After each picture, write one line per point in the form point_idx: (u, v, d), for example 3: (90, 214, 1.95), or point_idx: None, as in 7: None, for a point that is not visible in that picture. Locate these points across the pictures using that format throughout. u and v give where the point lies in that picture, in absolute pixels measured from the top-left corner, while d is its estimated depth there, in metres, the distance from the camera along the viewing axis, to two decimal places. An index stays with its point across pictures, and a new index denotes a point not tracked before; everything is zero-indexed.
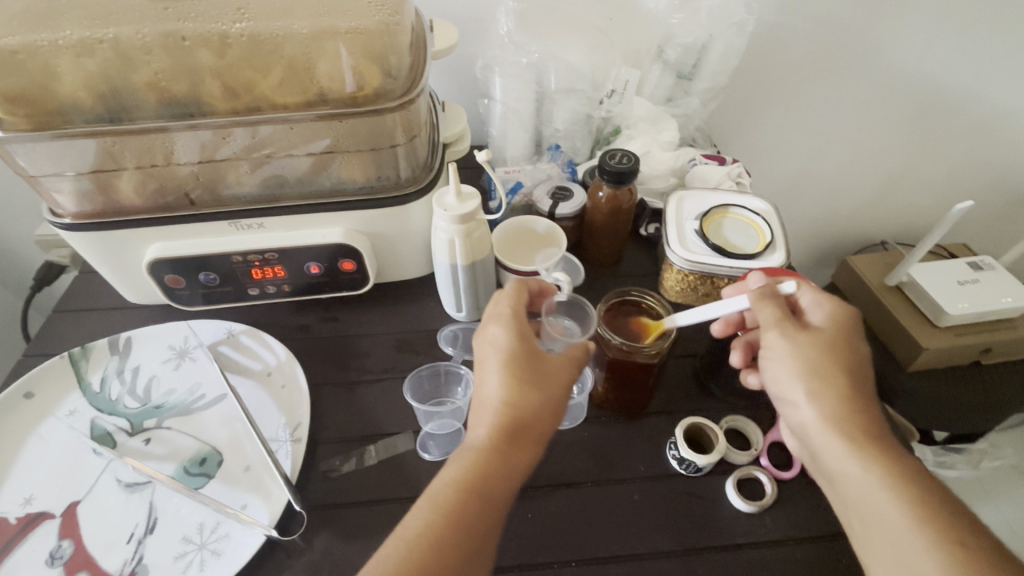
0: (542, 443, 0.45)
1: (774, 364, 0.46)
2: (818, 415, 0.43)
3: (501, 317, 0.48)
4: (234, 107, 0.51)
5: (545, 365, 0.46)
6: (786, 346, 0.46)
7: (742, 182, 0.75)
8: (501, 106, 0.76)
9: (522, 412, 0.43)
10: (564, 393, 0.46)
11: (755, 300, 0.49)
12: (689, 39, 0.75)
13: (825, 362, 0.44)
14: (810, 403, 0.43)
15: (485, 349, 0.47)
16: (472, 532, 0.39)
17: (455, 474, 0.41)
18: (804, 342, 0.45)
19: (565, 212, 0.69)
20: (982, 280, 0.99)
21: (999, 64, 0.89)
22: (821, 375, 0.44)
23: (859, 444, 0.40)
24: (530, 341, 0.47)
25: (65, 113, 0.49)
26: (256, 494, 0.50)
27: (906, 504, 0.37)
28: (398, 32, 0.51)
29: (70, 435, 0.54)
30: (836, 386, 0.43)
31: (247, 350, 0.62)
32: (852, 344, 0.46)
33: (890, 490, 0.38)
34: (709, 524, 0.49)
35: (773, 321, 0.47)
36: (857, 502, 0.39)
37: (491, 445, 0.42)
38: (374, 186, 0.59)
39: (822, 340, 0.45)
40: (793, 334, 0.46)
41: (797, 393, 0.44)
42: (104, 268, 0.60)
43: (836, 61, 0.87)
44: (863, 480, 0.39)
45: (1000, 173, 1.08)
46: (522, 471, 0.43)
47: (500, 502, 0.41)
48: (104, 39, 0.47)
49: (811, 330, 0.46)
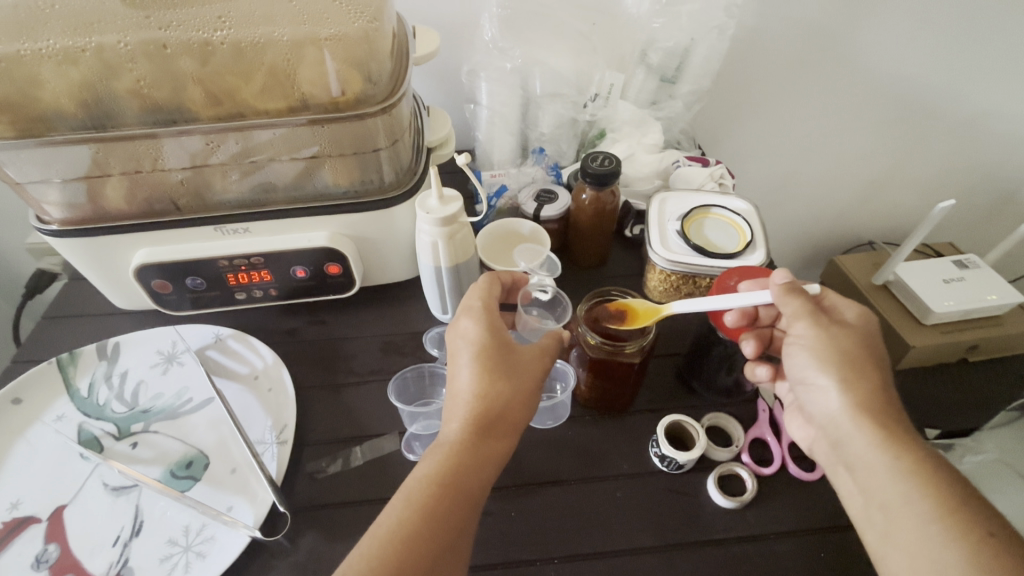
0: (515, 435, 0.46)
1: (802, 353, 0.48)
2: (845, 403, 0.44)
3: (473, 312, 0.49)
4: (217, 114, 0.52)
5: (516, 357, 0.48)
6: (817, 336, 0.47)
7: (725, 183, 0.76)
8: (486, 111, 0.77)
9: (492, 403, 0.45)
10: (534, 384, 0.47)
11: (781, 294, 0.49)
12: (671, 43, 0.76)
13: (858, 354, 0.46)
14: (839, 390, 0.44)
15: (457, 343, 0.48)
16: (447, 523, 0.40)
17: (429, 469, 0.42)
18: (839, 334, 0.47)
19: (551, 214, 0.70)
20: (967, 278, 1.00)
21: (977, 65, 0.90)
22: (849, 367, 0.45)
23: (887, 432, 0.41)
24: (502, 335, 0.48)
25: (50, 121, 0.50)
26: (242, 496, 0.51)
27: (933, 498, 0.37)
28: (377, 38, 0.52)
29: (57, 440, 0.55)
30: (865, 378, 0.44)
31: (234, 354, 0.62)
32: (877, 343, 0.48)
33: (911, 476, 0.39)
34: (691, 521, 0.50)
35: (809, 311, 0.48)
36: (878, 488, 0.40)
37: (465, 438, 0.43)
38: (358, 190, 0.60)
39: (855, 334, 0.47)
40: (829, 325, 0.47)
41: (826, 381, 0.45)
42: (91, 274, 0.61)
43: (817, 64, 0.89)
44: (887, 466, 0.40)
45: (984, 172, 1.10)
46: (496, 463, 0.44)
47: (474, 494, 0.42)
48: (88, 48, 0.48)
49: (841, 326, 0.48)
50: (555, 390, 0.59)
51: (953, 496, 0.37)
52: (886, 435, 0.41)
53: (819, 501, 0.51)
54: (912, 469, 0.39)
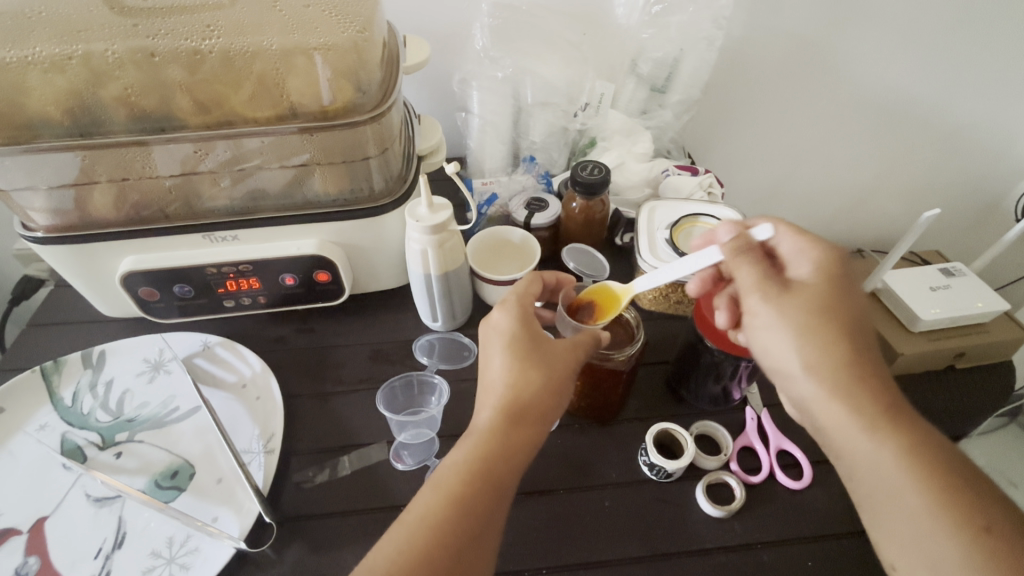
0: (546, 426, 0.45)
1: (763, 334, 0.44)
2: (818, 389, 0.41)
3: (506, 304, 0.49)
4: (205, 121, 0.52)
5: (549, 347, 0.47)
6: (775, 313, 0.43)
7: (714, 193, 0.77)
8: (478, 119, 0.78)
9: (523, 393, 0.44)
10: (566, 376, 0.46)
11: (732, 260, 0.47)
12: (661, 53, 0.77)
13: (817, 324, 0.42)
14: (807, 376, 0.41)
15: (488, 334, 0.48)
16: (474, 513, 0.40)
17: (458, 458, 0.42)
18: (792, 305, 0.43)
19: (541, 221, 0.69)
20: (953, 286, 1.03)
21: (960, 78, 0.92)
22: (820, 340, 0.41)
23: (870, 416, 0.39)
24: (533, 327, 0.48)
25: (35, 128, 0.50)
26: (227, 506, 0.50)
27: (920, 486, 0.37)
28: (367, 48, 0.52)
29: (39, 450, 0.54)
30: (836, 351, 0.41)
31: (222, 362, 0.62)
32: (843, 293, 0.43)
33: (902, 468, 0.38)
34: (679, 529, 0.50)
35: (755, 283, 0.45)
36: (869, 479, 0.39)
37: (494, 428, 0.43)
38: (348, 198, 0.60)
39: (811, 299, 0.43)
40: (777, 297, 0.43)
41: (794, 367, 0.42)
42: (78, 281, 0.60)
43: (805, 74, 0.90)
44: (876, 456, 0.39)
45: (969, 181, 1.11)
46: (528, 453, 0.44)
47: (503, 485, 0.42)
48: (74, 56, 0.47)
49: (795, 290, 0.43)
50: None
51: (949, 488, 0.37)
52: (870, 419, 0.39)
53: (806, 508, 0.51)
54: (905, 463, 0.38)
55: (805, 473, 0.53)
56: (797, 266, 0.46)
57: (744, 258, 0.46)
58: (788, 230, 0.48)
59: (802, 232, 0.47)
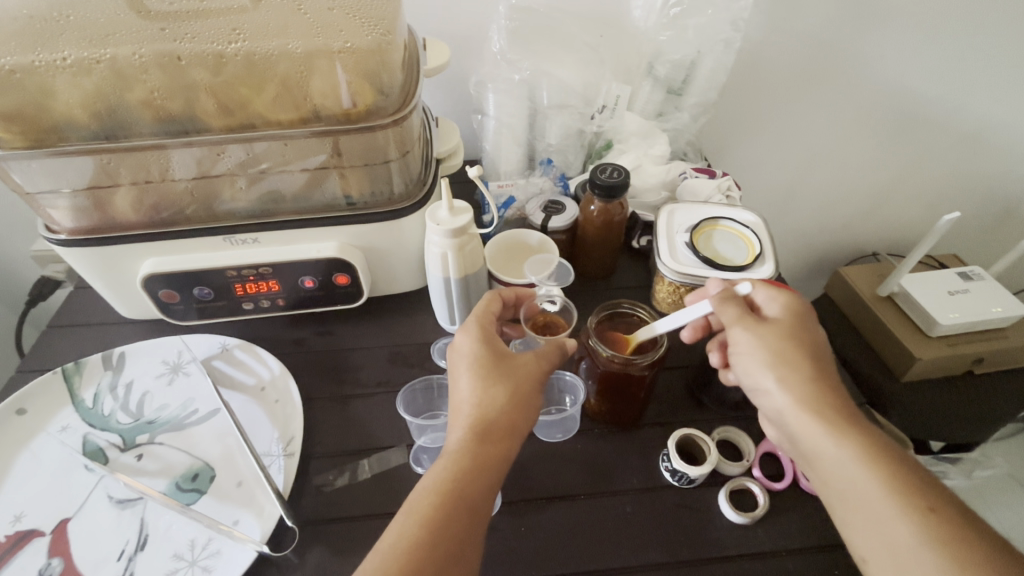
0: (516, 440, 0.45)
1: (747, 358, 0.47)
2: (788, 400, 0.44)
3: (467, 326, 0.50)
4: (229, 124, 0.52)
5: (513, 364, 0.48)
6: (752, 340, 0.47)
7: (732, 196, 0.76)
8: (494, 121, 0.77)
9: (488, 412, 0.45)
10: (532, 391, 0.47)
11: (718, 302, 0.50)
12: (678, 55, 0.76)
13: (790, 350, 0.46)
14: (782, 389, 0.44)
15: (454, 358, 0.49)
16: (450, 534, 0.39)
17: (430, 482, 0.42)
18: (767, 333, 0.47)
19: (559, 224, 0.69)
20: (972, 290, 1.00)
21: (979, 79, 0.91)
22: (785, 360, 0.45)
23: (830, 421, 0.42)
24: (497, 346, 0.49)
25: (61, 130, 0.50)
26: (248, 510, 0.50)
27: (884, 482, 0.38)
28: (390, 50, 0.52)
29: (62, 451, 0.54)
30: (803, 370, 0.45)
31: (241, 365, 0.62)
32: (809, 329, 0.48)
33: (857, 461, 0.40)
34: (702, 535, 0.49)
35: (735, 316, 0.49)
36: (834, 482, 0.41)
37: (463, 448, 0.43)
38: (368, 202, 0.60)
39: (785, 331, 0.47)
40: (755, 327, 0.47)
41: (766, 383, 0.45)
42: (99, 284, 0.61)
43: (823, 75, 0.89)
44: (837, 456, 0.40)
45: (988, 184, 1.10)
46: (500, 469, 0.44)
47: (477, 503, 0.42)
48: (102, 59, 0.48)
49: (771, 323, 0.48)
50: (564, 403, 0.59)
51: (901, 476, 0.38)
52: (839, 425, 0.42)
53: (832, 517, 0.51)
54: (864, 457, 0.40)
55: None
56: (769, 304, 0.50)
57: (728, 301, 0.50)
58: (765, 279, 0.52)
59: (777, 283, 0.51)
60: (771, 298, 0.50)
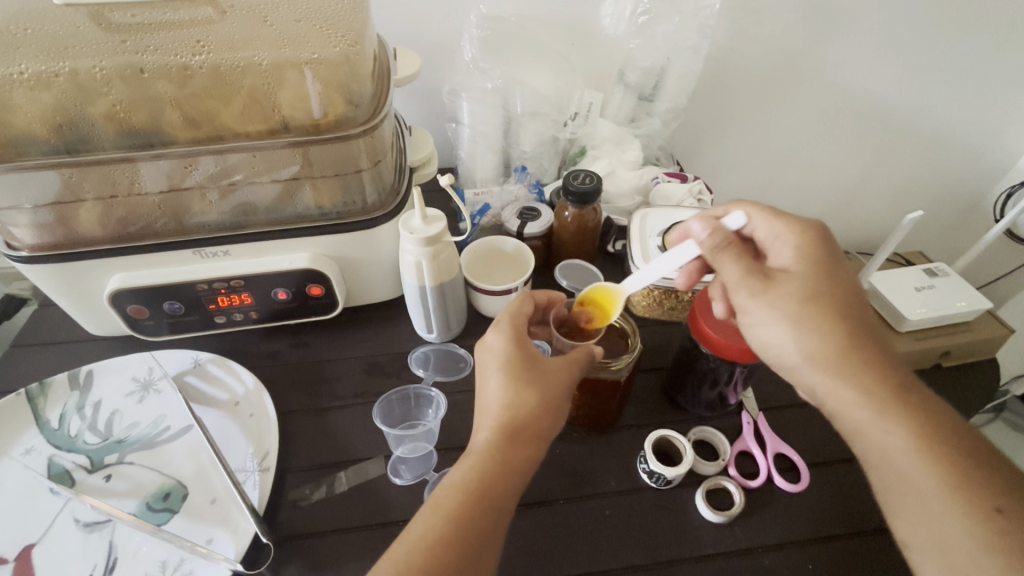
0: (542, 444, 0.45)
1: (773, 329, 0.45)
2: (824, 376, 0.42)
3: (499, 325, 0.50)
4: (196, 136, 0.52)
5: (544, 366, 0.48)
6: (774, 304, 0.45)
7: (704, 199, 0.77)
8: (468, 129, 0.78)
9: (519, 412, 0.45)
10: (561, 396, 0.47)
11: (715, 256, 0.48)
12: (648, 62, 0.78)
13: (817, 311, 0.44)
14: (808, 364, 0.43)
15: (484, 357, 0.49)
16: (475, 532, 0.40)
17: (457, 478, 0.42)
18: (787, 295, 0.45)
19: (534, 230, 0.70)
20: (937, 286, 1.04)
21: (936, 82, 0.95)
22: (820, 327, 0.43)
23: (877, 402, 0.40)
24: (528, 346, 0.49)
25: (20, 145, 0.49)
26: (222, 528, 0.49)
27: (938, 471, 0.37)
28: (358, 61, 0.52)
29: (26, 475, 0.52)
30: (824, 338, 0.43)
31: (214, 380, 0.61)
32: (826, 279, 0.45)
33: (916, 452, 0.38)
34: (680, 535, 0.50)
35: (742, 276, 0.46)
36: (884, 468, 0.40)
37: (491, 448, 0.43)
38: (341, 212, 0.59)
39: (800, 287, 0.45)
40: (771, 287, 0.45)
41: (796, 359, 0.44)
42: (64, 301, 0.59)
43: (789, 80, 0.91)
44: (890, 445, 0.39)
45: (949, 184, 1.14)
46: (526, 472, 0.44)
47: (500, 505, 0.42)
48: (61, 73, 0.47)
49: (785, 280, 0.46)
50: None
51: (958, 463, 0.37)
52: (887, 403, 0.40)
53: (805, 512, 0.52)
54: (915, 447, 0.38)
55: (803, 476, 0.54)
56: (781, 255, 0.48)
57: (728, 250, 0.48)
58: (762, 218, 0.51)
59: (775, 217, 0.50)
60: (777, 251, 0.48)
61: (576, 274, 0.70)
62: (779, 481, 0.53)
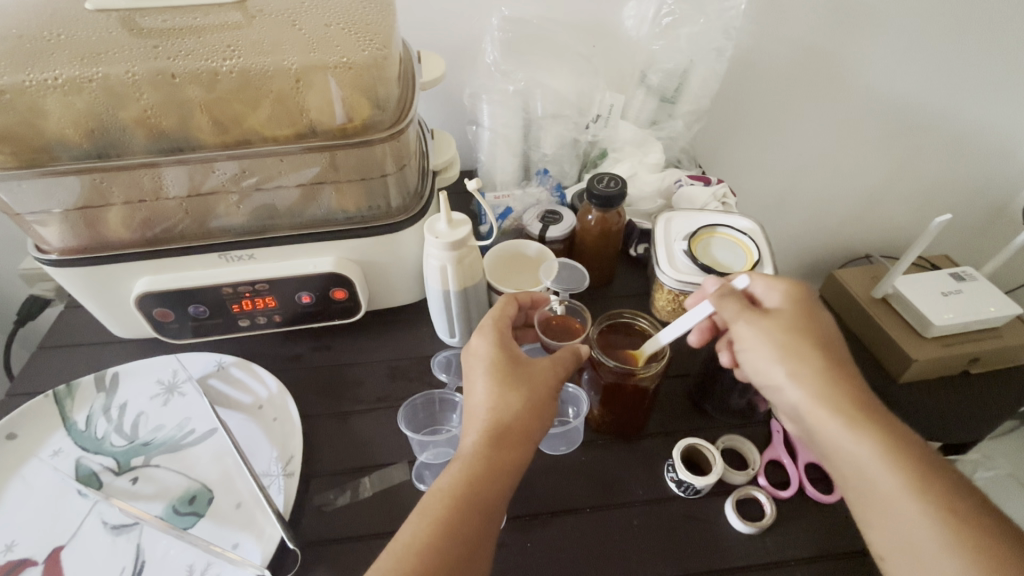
0: (531, 446, 0.45)
1: (760, 353, 0.47)
2: (803, 395, 0.44)
3: (484, 329, 0.50)
4: (223, 141, 0.52)
5: (528, 368, 0.48)
6: (757, 335, 0.47)
7: (728, 203, 0.76)
8: (489, 132, 0.77)
9: (505, 415, 0.45)
10: (547, 397, 0.47)
11: (717, 299, 0.50)
12: (671, 64, 0.77)
13: (796, 342, 0.46)
14: (794, 382, 0.44)
15: (470, 361, 0.49)
16: (463, 538, 0.39)
17: (444, 484, 0.42)
18: (769, 326, 0.47)
19: (556, 234, 0.69)
20: (965, 291, 1.01)
21: (964, 82, 0.93)
22: (799, 355, 0.45)
23: (847, 413, 0.42)
24: (513, 349, 0.49)
25: (53, 150, 0.49)
26: (248, 532, 0.49)
27: (902, 476, 0.39)
28: (385, 65, 0.52)
29: (54, 477, 0.53)
30: (812, 362, 0.44)
31: (237, 383, 0.61)
32: (811, 317, 0.48)
33: (888, 461, 0.39)
34: (710, 547, 0.49)
35: (737, 312, 0.48)
36: (853, 477, 0.41)
37: (478, 453, 0.43)
38: (365, 216, 0.59)
39: (784, 322, 0.47)
40: (758, 321, 0.47)
41: (778, 378, 0.45)
42: (92, 303, 0.60)
43: (813, 80, 0.90)
44: (855, 451, 0.41)
45: (975, 186, 1.12)
46: (516, 476, 0.44)
47: (491, 511, 0.41)
48: (93, 78, 0.47)
49: (771, 314, 0.48)
50: (567, 415, 0.59)
51: (916, 466, 0.39)
52: (855, 419, 0.42)
53: (837, 523, 0.51)
54: (885, 452, 0.40)
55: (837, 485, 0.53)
56: (768, 298, 0.50)
57: (728, 297, 0.49)
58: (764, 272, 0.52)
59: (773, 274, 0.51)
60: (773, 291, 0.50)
61: (563, 275, 0.68)
62: (812, 492, 0.52)
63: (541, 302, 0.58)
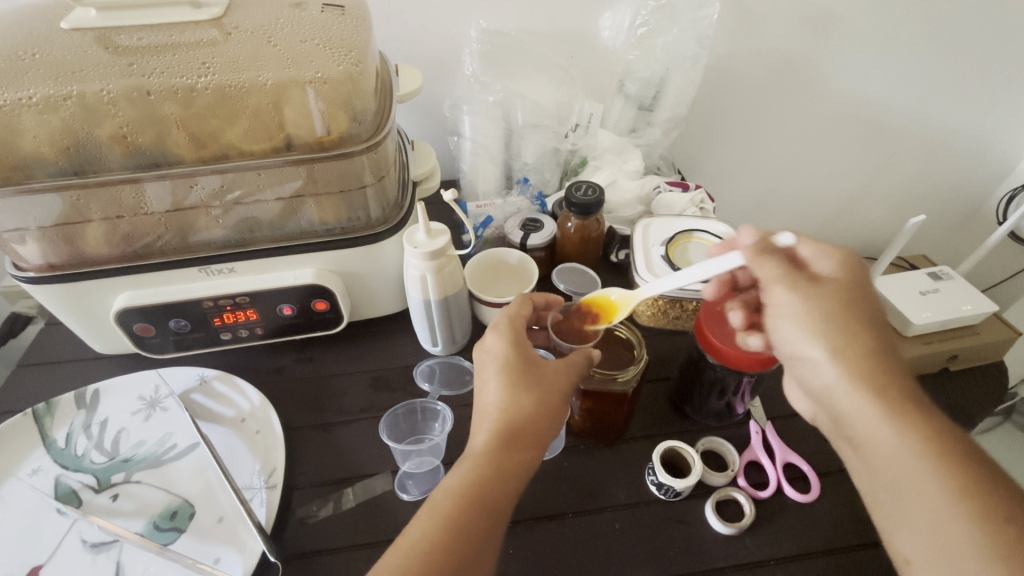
0: (539, 449, 0.45)
1: (789, 323, 0.42)
2: (840, 375, 0.39)
3: (499, 328, 0.50)
4: (201, 156, 0.52)
5: (543, 370, 0.48)
6: (796, 301, 0.42)
7: (706, 208, 0.77)
8: (470, 143, 0.78)
9: (518, 416, 0.45)
10: (559, 400, 0.47)
11: (753, 256, 0.45)
12: (647, 73, 0.79)
13: (841, 314, 0.41)
14: (833, 363, 0.40)
15: (483, 360, 0.49)
16: (471, 537, 0.40)
17: (453, 482, 0.42)
18: (815, 294, 0.42)
19: (537, 242, 0.70)
20: (942, 289, 1.03)
21: (935, 86, 0.95)
22: (843, 330, 0.40)
23: (894, 404, 0.38)
24: (527, 351, 0.49)
25: (29, 168, 0.50)
26: (230, 546, 0.49)
27: (945, 478, 0.35)
28: (361, 79, 0.53)
29: (33, 496, 0.52)
30: (861, 343, 0.40)
31: (220, 397, 0.61)
32: (864, 290, 0.43)
33: (925, 459, 0.36)
34: (690, 548, 0.49)
35: (778, 275, 0.43)
36: (889, 474, 0.37)
37: (489, 452, 0.43)
38: (345, 227, 0.60)
39: (833, 291, 0.42)
40: (803, 287, 0.42)
41: (816, 354, 0.41)
42: (70, 320, 0.59)
43: (789, 86, 0.92)
44: (895, 445, 0.37)
45: (949, 188, 1.15)
46: (522, 477, 0.44)
47: (498, 510, 0.42)
48: (69, 97, 0.47)
49: (820, 281, 0.43)
50: None
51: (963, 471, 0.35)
52: (900, 411, 0.38)
53: (815, 522, 0.51)
54: (924, 451, 0.36)
55: (814, 485, 0.54)
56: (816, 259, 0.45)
57: (767, 253, 0.45)
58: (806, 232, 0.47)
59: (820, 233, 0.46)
60: (822, 257, 0.44)
61: (573, 278, 0.69)
62: (790, 492, 0.53)
63: (555, 305, 0.58)
